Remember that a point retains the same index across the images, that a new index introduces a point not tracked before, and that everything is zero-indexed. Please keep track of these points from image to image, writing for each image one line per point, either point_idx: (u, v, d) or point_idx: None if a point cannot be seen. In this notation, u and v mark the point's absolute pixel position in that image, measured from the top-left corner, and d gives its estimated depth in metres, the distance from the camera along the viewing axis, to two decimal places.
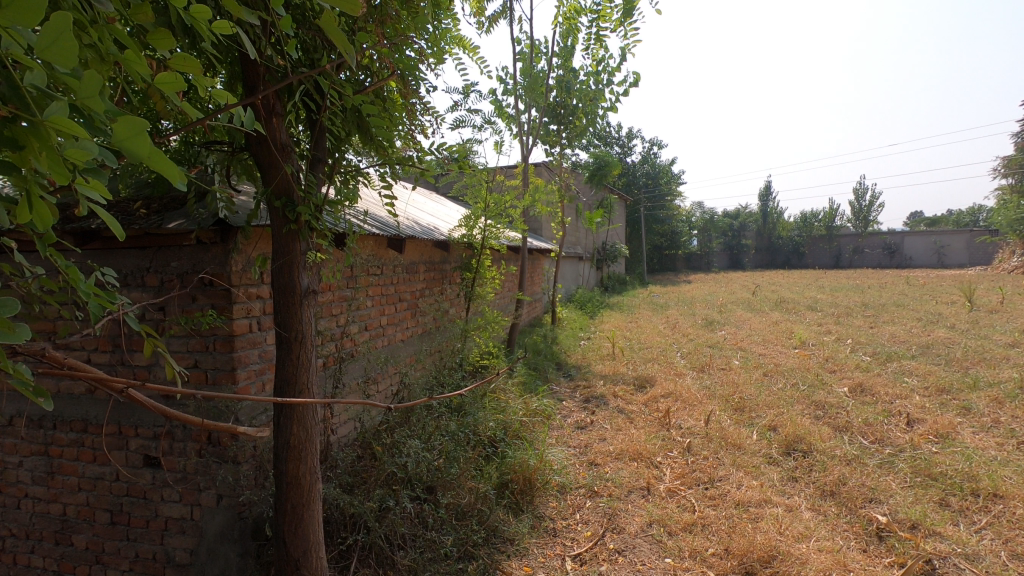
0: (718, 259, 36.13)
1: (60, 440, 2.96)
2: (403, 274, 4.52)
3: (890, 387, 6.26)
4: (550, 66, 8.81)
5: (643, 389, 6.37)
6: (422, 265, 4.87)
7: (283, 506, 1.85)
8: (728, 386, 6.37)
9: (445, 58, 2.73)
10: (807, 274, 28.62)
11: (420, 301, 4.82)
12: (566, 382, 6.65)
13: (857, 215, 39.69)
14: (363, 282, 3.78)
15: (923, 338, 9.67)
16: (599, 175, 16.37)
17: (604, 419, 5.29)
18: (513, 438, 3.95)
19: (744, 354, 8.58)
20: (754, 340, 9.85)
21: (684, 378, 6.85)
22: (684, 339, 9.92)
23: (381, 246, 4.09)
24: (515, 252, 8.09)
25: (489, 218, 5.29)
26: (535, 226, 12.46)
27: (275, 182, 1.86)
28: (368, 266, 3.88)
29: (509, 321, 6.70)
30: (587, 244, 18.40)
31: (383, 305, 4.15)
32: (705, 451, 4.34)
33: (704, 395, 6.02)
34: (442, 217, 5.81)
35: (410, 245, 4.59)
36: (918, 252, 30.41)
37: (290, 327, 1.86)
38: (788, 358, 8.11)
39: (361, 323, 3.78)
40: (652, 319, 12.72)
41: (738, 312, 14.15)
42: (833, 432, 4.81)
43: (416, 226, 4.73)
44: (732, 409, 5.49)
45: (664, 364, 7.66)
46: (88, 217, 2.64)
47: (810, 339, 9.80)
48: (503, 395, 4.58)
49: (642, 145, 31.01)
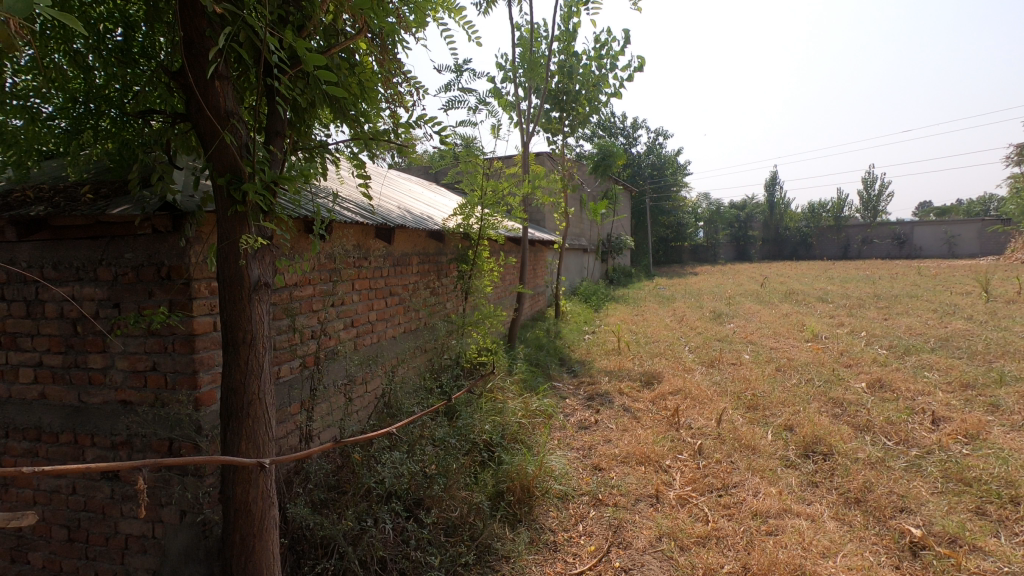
0: (725, 251, 35.65)
1: (13, 450, 2.70)
2: (394, 266, 4.25)
3: (911, 383, 5.94)
4: (551, 49, 8.47)
5: (650, 386, 6.09)
6: (414, 257, 4.60)
7: (231, 537, 1.58)
8: (740, 382, 6.06)
9: (428, 23, 2.43)
10: (815, 265, 28.17)
11: (413, 294, 4.55)
12: (569, 378, 6.37)
13: (866, 204, 39.00)
14: (347, 275, 3.52)
15: (940, 330, 9.32)
16: (603, 165, 16.01)
17: (609, 419, 5.01)
18: (512, 441, 3.69)
19: (755, 347, 8.27)
20: (765, 334, 9.53)
21: (693, 374, 6.55)
22: (693, 333, 9.61)
23: (367, 236, 3.80)
24: (515, 243, 7.79)
25: (486, 207, 4.98)
26: (538, 217, 12.14)
27: (217, 155, 1.59)
28: (354, 259, 3.62)
29: (509, 315, 6.42)
30: (591, 235, 18.09)
31: (372, 301, 3.90)
32: (719, 454, 4.05)
33: (715, 392, 5.73)
34: (437, 207, 5.53)
35: (401, 236, 4.32)
36: (929, 242, 29.88)
37: (237, 327, 1.58)
38: (801, 352, 7.79)
39: (346, 320, 3.52)
40: (658, 311, 12.40)
41: (748, 304, 13.80)
42: (854, 432, 4.51)
43: (407, 215, 4.45)
44: (745, 407, 5.19)
45: (672, 359, 7.36)
46: (33, 204, 2.37)
47: (823, 332, 9.47)
48: (501, 396, 4.32)
49: (647, 135, 30.53)
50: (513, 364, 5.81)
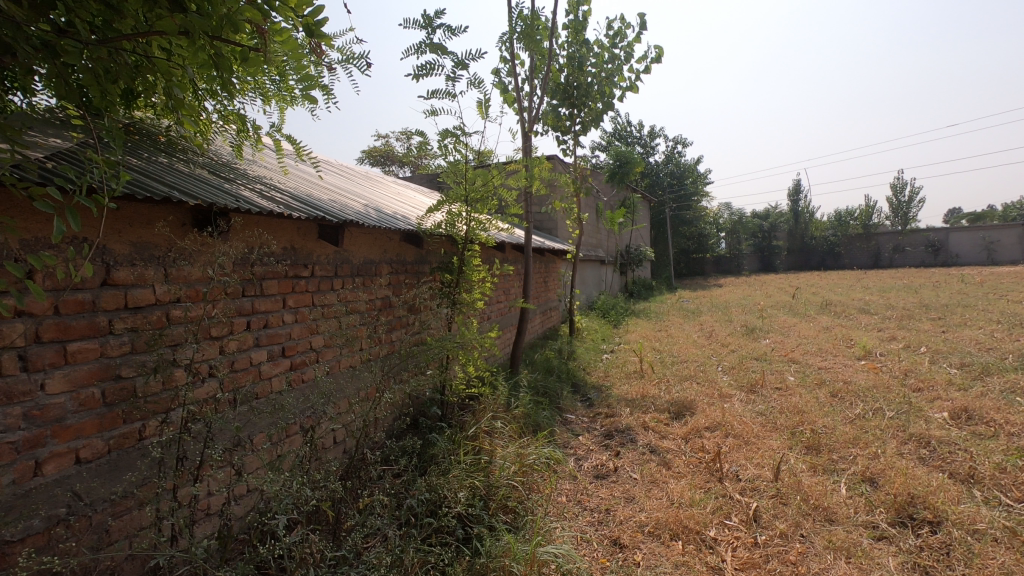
0: (748, 262, 34.40)
1: None
2: (351, 278, 3.35)
3: (1008, 413, 4.79)
4: (558, 36, 7.58)
5: (681, 418, 5.06)
6: (384, 266, 3.73)
7: None
8: (790, 413, 5.00)
9: None
10: (846, 274, 26.73)
11: (381, 315, 3.66)
12: (583, 409, 5.38)
13: (896, 211, 37.51)
14: (275, 287, 2.68)
15: (1015, 344, 8.07)
16: (620, 173, 15.09)
17: (631, 465, 4.01)
18: (498, 512, 2.73)
19: (800, 368, 7.15)
20: (807, 351, 8.40)
21: (731, 402, 5.49)
22: (724, 350, 8.55)
23: (306, 238, 2.92)
24: (520, 253, 6.87)
25: (475, 207, 3.98)
26: (550, 225, 11.20)
27: None
28: (291, 264, 2.79)
29: (510, 335, 5.48)
30: (609, 246, 17.18)
31: (321, 320, 3.06)
32: (783, 524, 2.99)
33: (763, 427, 4.67)
34: (419, 206, 4.65)
35: (361, 239, 3.44)
36: (967, 249, 28.14)
37: None
38: (856, 373, 6.66)
39: (272, 349, 2.67)
40: (683, 327, 11.33)
41: (782, 317, 12.62)
42: (958, 485, 3.42)
43: (369, 212, 3.58)
44: (803, 448, 4.13)
45: (704, 383, 6.32)
46: None
47: (876, 348, 8.30)
48: (491, 443, 3.37)
49: (666, 143, 29.56)
50: (512, 395, 4.85)
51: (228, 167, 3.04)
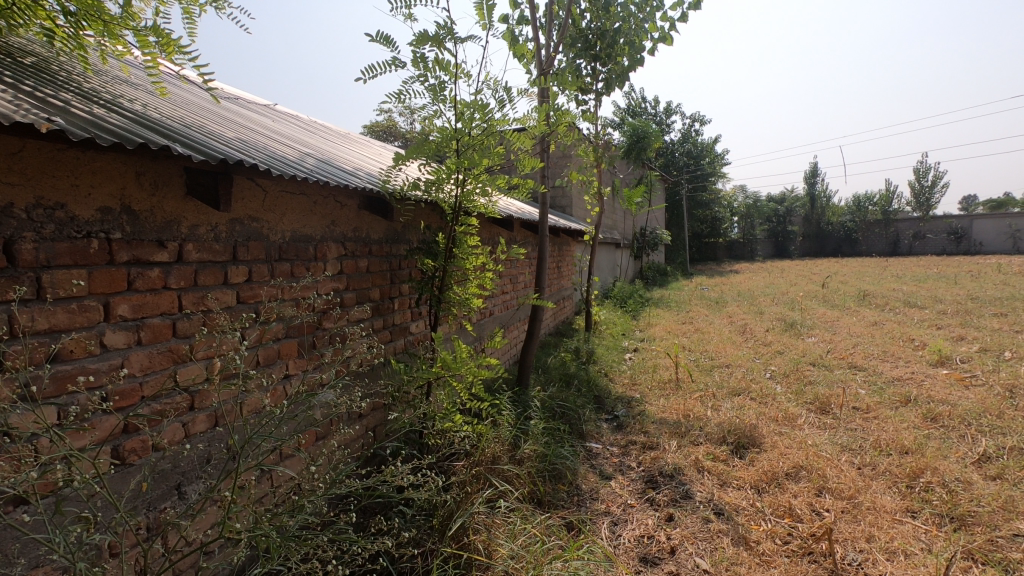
0: (764, 247, 32.81)
1: None
2: (263, 262, 2.06)
3: None
4: None
5: (743, 454, 3.82)
6: (328, 246, 2.45)
7: None
8: (894, 452, 3.72)
9: None
10: (870, 262, 25.21)
11: (322, 323, 2.38)
12: (611, 436, 4.13)
13: (921, 196, 35.76)
14: (80, 283, 1.42)
15: None
16: (640, 146, 13.63)
17: (694, 538, 2.77)
18: None
19: (870, 377, 5.84)
20: (869, 353, 7.08)
21: (804, 430, 4.22)
22: (768, 351, 7.26)
23: (161, 191, 1.64)
24: (533, 232, 5.59)
25: (469, 156, 2.60)
26: (564, 202, 9.86)
27: None
28: (122, 239, 1.53)
29: (520, 341, 4.21)
30: (624, 227, 15.79)
31: (199, 338, 1.79)
32: None
33: (863, 474, 3.42)
34: (383, 161, 3.34)
35: (285, 202, 2.17)
36: (998, 236, 26.48)
37: None
38: (947, 388, 5.36)
39: (72, 403, 1.41)
40: (711, 319, 10.04)
41: (821, 309, 11.27)
42: None
43: (294, 157, 2.29)
44: (941, 518, 2.87)
45: (759, 398, 5.05)
46: None
47: (952, 351, 6.96)
48: (489, 539, 2.13)
49: (683, 121, 27.89)
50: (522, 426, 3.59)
51: (37, 70, 1.77)
